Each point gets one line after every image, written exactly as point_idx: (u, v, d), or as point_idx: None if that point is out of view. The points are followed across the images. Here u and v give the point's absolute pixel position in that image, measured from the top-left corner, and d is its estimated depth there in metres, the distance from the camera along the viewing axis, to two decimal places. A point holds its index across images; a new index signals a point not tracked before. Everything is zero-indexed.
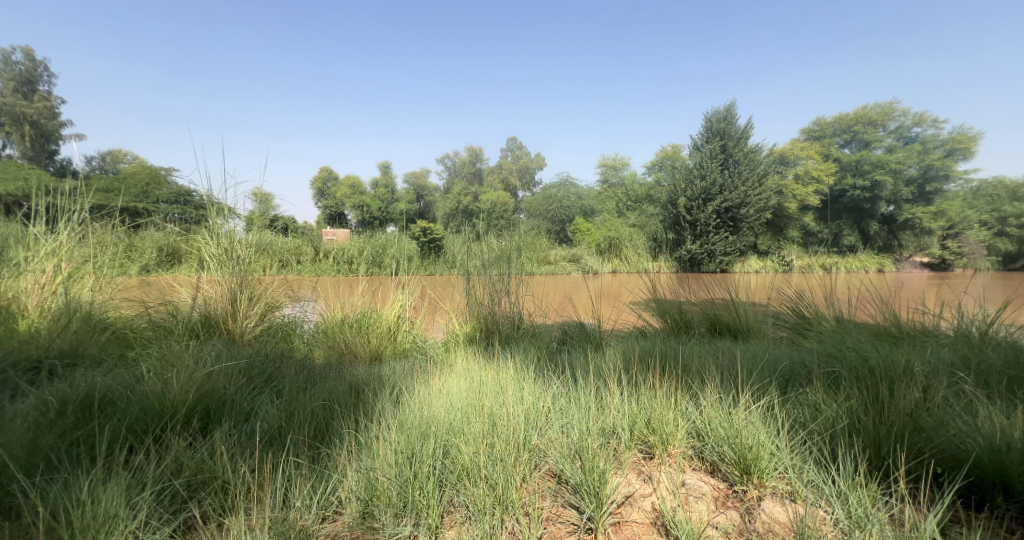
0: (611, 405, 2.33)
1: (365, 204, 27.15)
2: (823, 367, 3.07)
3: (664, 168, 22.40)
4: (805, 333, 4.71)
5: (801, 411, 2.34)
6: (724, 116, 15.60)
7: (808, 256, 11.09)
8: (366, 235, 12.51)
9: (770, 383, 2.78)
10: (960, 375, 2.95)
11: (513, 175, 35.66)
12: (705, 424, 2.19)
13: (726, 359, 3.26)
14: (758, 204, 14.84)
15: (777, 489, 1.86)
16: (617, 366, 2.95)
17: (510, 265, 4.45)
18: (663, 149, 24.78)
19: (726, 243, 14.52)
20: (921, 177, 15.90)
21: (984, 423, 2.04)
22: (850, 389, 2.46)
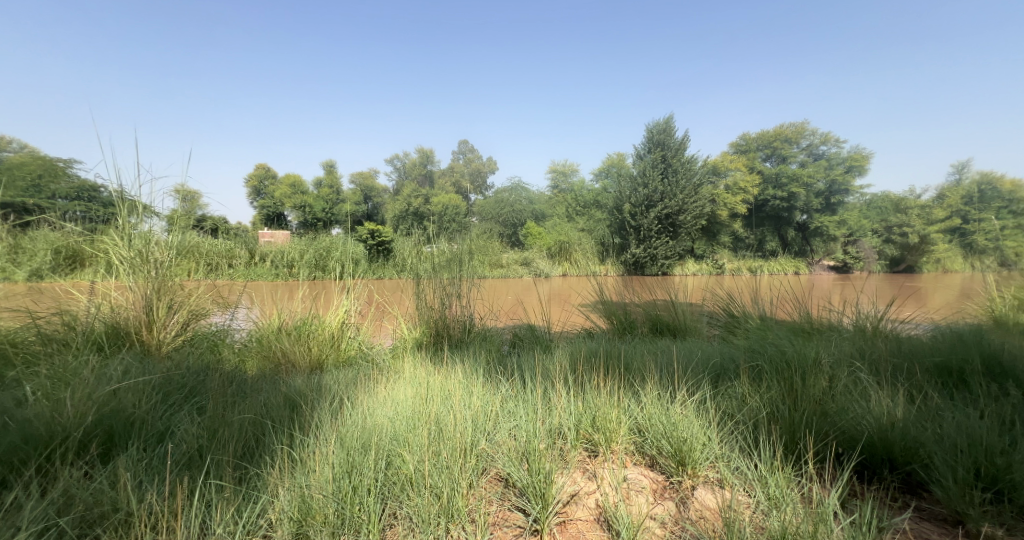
0: (560, 407, 2.57)
1: (308, 206, 26.20)
2: (748, 363, 3.47)
3: (610, 175, 23.40)
4: (734, 330, 5.25)
5: (729, 404, 2.67)
6: (664, 129, 16.54)
7: (738, 260, 12.15)
8: (310, 238, 12.18)
9: (702, 378, 3.12)
10: (858, 364, 3.44)
11: (464, 179, 35.83)
12: (645, 420, 2.48)
13: (664, 358, 3.62)
14: (696, 212, 15.88)
15: (709, 477, 2.14)
16: (564, 367, 3.22)
17: (461, 268, 4.61)
18: (608, 157, 25.83)
19: (667, 248, 15.49)
20: (828, 191, 17.78)
21: (875, 410, 2.43)
22: (770, 382, 2.82)
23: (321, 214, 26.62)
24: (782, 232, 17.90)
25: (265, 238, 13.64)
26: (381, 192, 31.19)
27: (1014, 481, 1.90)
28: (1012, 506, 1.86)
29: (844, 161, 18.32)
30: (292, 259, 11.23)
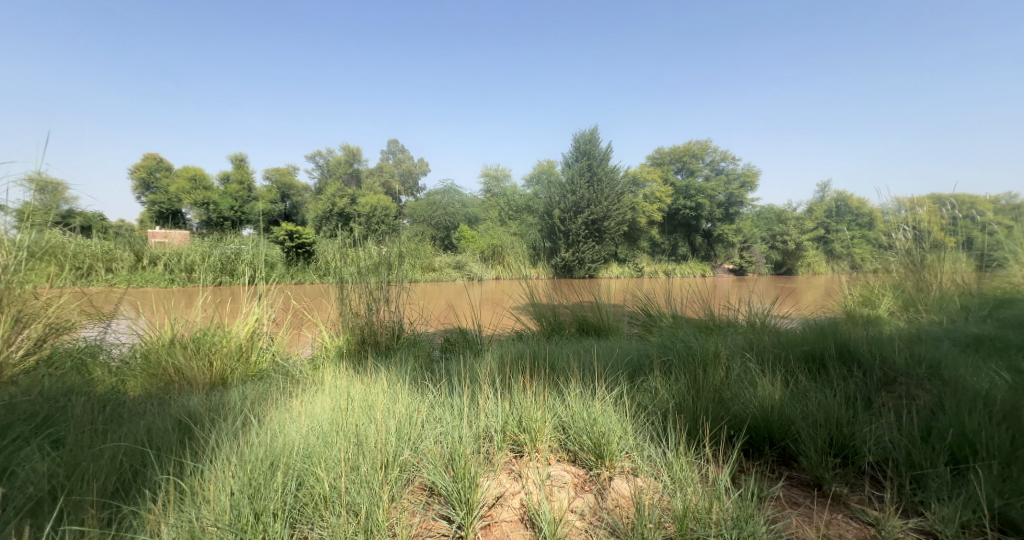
0: (488, 409, 2.55)
1: (212, 203, 23.77)
2: (661, 363, 3.77)
3: (540, 182, 24.30)
4: (651, 328, 5.76)
5: (646, 400, 2.82)
6: (589, 139, 17.41)
7: (654, 264, 13.22)
8: (219, 240, 11.40)
9: (620, 377, 3.33)
10: (749, 356, 3.85)
11: (394, 178, 35.17)
12: (568, 419, 2.53)
13: (587, 359, 3.87)
14: (619, 218, 16.94)
15: (624, 467, 2.22)
16: (492, 369, 3.30)
17: (390, 272, 4.69)
18: (538, 163, 26.73)
19: (594, 252, 16.42)
20: (727, 202, 19.84)
21: (762, 398, 2.70)
22: (679, 377, 3.07)
23: (229, 212, 24.49)
24: (691, 238, 19.65)
25: (155, 238, 12.33)
26: (300, 191, 29.53)
27: (855, 448, 2.24)
28: (853, 468, 2.18)
29: (740, 177, 20.52)
30: (193, 262, 10.41)
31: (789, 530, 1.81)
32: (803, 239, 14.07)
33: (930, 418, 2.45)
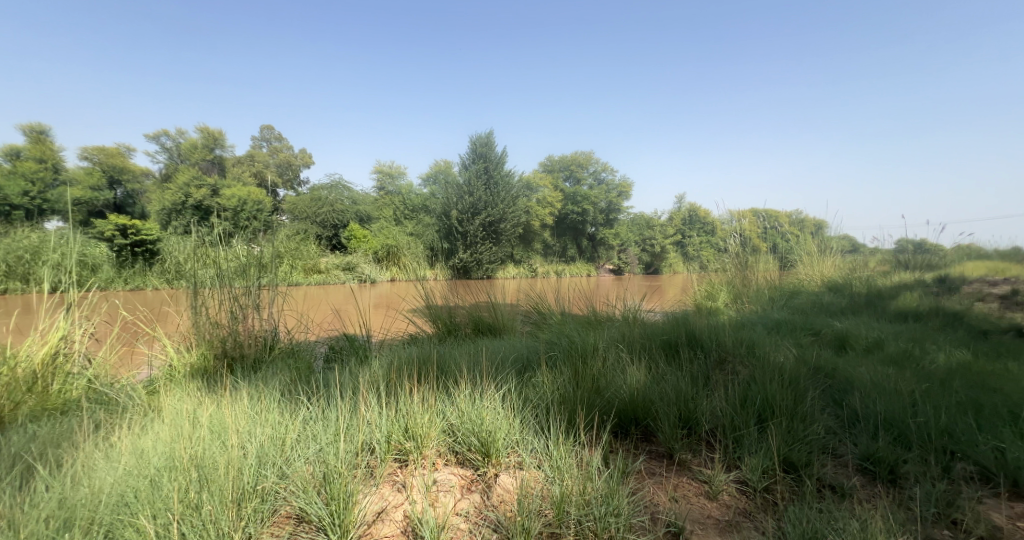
0: (370, 417, 2.04)
1: None
2: (549, 352, 3.51)
3: (438, 182, 24.29)
4: (542, 327, 4.73)
5: (531, 393, 2.55)
6: (486, 141, 17.74)
7: (547, 265, 13.79)
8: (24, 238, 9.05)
9: (509, 369, 3.02)
10: (628, 341, 3.77)
11: (272, 171, 32.18)
12: (457, 419, 2.16)
13: (478, 353, 3.40)
14: (514, 220, 17.70)
15: (511, 462, 1.99)
16: (378, 377, 2.59)
17: (263, 273, 3.75)
18: (434, 164, 26.57)
19: (491, 253, 16.98)
20: (608, 209, 21.71)
21: (632, 384, 2.66)
22: (562, 367, 2.88)
23: None
24: (578, 241, 21.11)
25: None
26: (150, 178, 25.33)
27: (695, 418, 2.35)
28: (695, 436, 2.30)
29: (616, 187, 22.79)
30: None
31: (647, 501, 1.86)
32: (667, 244, 16.23)
33: (745, 385, 2.69)
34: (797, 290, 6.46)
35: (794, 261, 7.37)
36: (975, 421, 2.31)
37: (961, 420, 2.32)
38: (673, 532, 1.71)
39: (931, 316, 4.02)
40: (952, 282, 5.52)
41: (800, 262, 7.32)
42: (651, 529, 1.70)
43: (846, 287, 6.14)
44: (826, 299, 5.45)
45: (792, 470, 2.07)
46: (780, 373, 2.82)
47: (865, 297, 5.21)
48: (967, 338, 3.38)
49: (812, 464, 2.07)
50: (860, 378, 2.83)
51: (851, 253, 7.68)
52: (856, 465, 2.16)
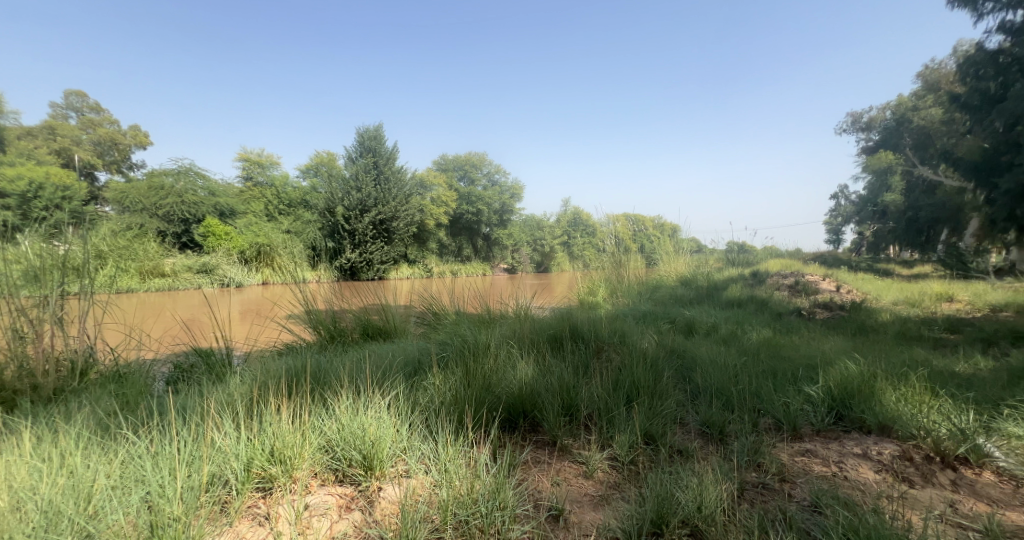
0: (223, 445, 1.69)
1: None
2: (439, 350, 3.17)
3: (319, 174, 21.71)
4: (436, 328, 4.36)
5: (422, 397, 2.26)
6: (376, 135, 17.35)
7: (443, 264, 13.49)
8: None
9: (397, 372, 2.65)
10: (520, 324, 3.54)
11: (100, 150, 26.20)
12: (337, 433, 1.85)
13: (362, 360, 2.95)
14: (407, 219, 17.34)
15: (397, 472, 1.78)
16: (244, 394, 2.17)
17: (71, 278, 2.74)
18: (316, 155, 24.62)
19: (383, 252, 16.29)
20: (501, 210, 22.35)
21: (521, 375, 2.50)
22: (453, 366, 2.60)
23: None
24: (473, 241, 21.45)
25: None
26: None
27: (575, 404, 2.27)
28: (578, 422, 2.22)
29: (508, 190, 23.55)
30: None
31: (531, 490, 1.78)
32: (555, 244, 17.46)
33: (615, 369, 2.69)
34: (658, 285, 7.39)
35: (654, 259, 8.44)
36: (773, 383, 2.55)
37: (764, 382, 2.51)
38: (554, 514, 1.66)
39: (749, 304, 4.93)
40: (761, 276, 6.93)
41: (660, 260, 8.41)
42: (533, 516, 1.64)
43: (694, 282, 7.24)
44: (678, 292, 6.35)
45: (650, 442, 2.10)
46: (643, 356, 2.88)
47: (707, 289, 6.23)
48: (768, 319, 4.29)
49: (666, 434, 2.11)
50: (701, 357, 3.05)
51: (695, 254, 9.12)
52: (697, 430, 2.23)
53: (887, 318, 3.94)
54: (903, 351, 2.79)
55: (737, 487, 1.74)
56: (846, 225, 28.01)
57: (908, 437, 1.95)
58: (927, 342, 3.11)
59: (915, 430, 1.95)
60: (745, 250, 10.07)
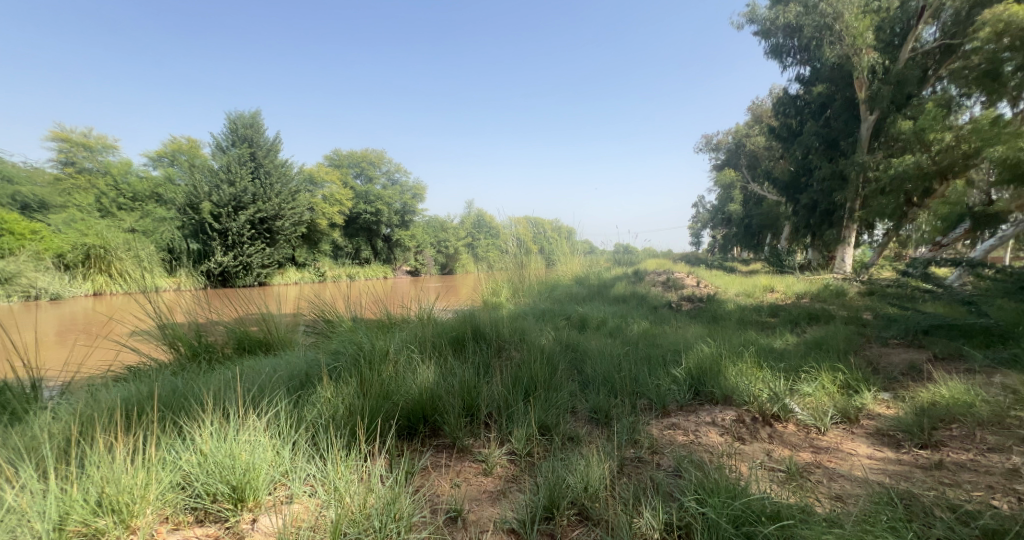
0: (19, 503, 1.40)
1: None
2: (330, 355, 2.92)
3: (177, 162, 18.15)
4: (330, 335, 3.73)
5: (308, 412, 2.06)
6: (251, 123, 15.37)
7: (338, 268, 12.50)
8: None
9: (280, 385, 2.36)
10: (422, 327, 3.41)
11: None
12: (196, 466, 1.64)
13: (237, 373, 2.59)
14: (292, 218, 15.25)
15: (275, 499, 1.61)
16: (65, 434, 1.79)
17: None
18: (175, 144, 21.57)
19: (262, 255, 13.77)
20: (403, 211, 21.84)
21: (422, 379, 2.41)
22: (347, 374, 2.40)
23: None
24: (373, 242, 20.57)
25: None
26: None
27: (476, 403, 2.28)
28: (480, 421, 2.23)
29: (410, 189, 23.58)
30: None
31: (429, 494, 1.76)
32: (459, 246, 17.52)
33: (515, 366, 2.76)
34: (556, 284, 7.83)
35: (553, 259, 8.94)
36: (649, 369, 2.88)
37: (641, 368, 2.86)
38: (452, 516, 1.65)
39: (631, 299, 5.51)
40: (643, 275, 7.64)
41: (558, 261, 8.91)
42: (431, 520, 1.61)
43: (588, 281, 7.80)
44: (573, 291, 6.79)
45: (545, 432, 2.20)
46: (541, 352, 3.07)
47: (595, 288, 6.75)
48: (648, 312, 4.84)
49: (561, 423, 2.24)
50: (592, 350, 3.33)
51: (588, 255, 9.88)
52: (588, 417, 2.43)
53: (731, 306, 4.72)
54: (740, 334, 3.38)
55: (618, 463, 1.93)
56: (706, 231, 32.14)
57: (743, 403, 2.40)
58: (758, 325, 3.79)
59: (748, 397, 2.39)
60: (629, 250, 11.10)
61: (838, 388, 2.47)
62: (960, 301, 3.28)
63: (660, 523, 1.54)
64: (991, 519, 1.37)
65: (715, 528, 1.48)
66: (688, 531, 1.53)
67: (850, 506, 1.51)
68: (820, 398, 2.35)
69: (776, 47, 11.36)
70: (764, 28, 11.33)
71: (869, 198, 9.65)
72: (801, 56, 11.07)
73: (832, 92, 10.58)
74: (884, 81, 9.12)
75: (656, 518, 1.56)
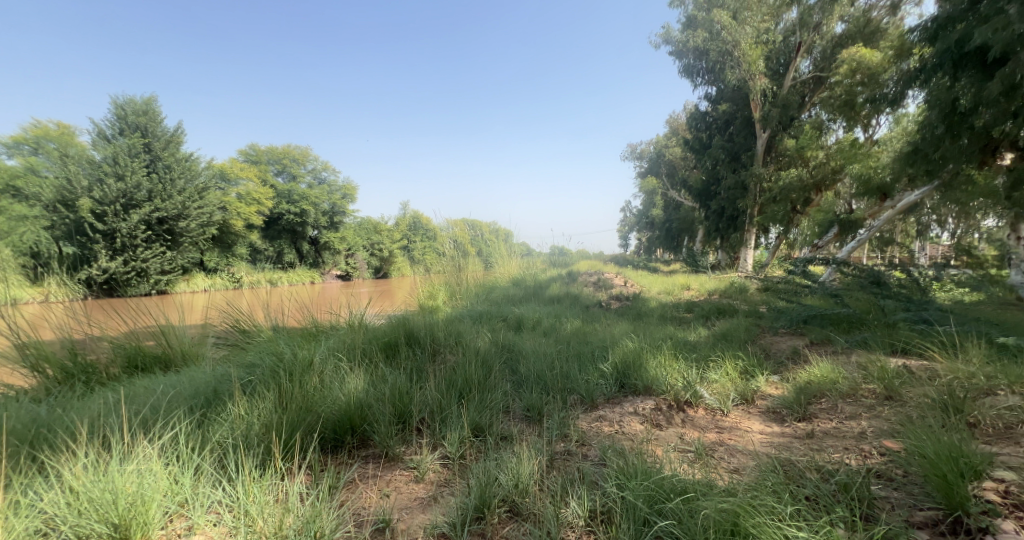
0: None
1: None
2: (245, 365, 2.73)
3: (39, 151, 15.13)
4: (243, 346, 3.44)
5: (216, 432, 1.93)
6: (143, 111, 14.22)
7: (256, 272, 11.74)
8: None
9: (183, 402, 2.18)
10: (353, 333, 3.31)
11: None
12: (65, 507, 1.49)
13: (132, 393, 2.35)
14: (198, 218, 13.92)
15: (171, 532, 1.51)
16: None
17: None
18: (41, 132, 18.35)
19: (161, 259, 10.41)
20: (331, 212, 21.18)
21: (350, 388, 2.35)
22: (263, 387, 2.27)
23: None
24: (298, 244, 19.60)
25: None
26: None
27: (408, 410, 2.27)
28: (410, 429, 2.22)
29: (340, 189, 22.72)
30: None
31: (356, 507, 1.73)
32: (394, 249, 17.18)
33: (449, 370, 2.78)
34: (495, 287, 7.94)
35: (491, 262, 8.97)
36: (578, 366, 3.02)
37: (572, 365, 2.98)
38: (380, 527, 1.64)
39: (565, 300, 5.72)
40: (574, 276, 7.92)
41: (496, 263, 9.00)
42: (356, 534, 1.58)
43: (524, 282, 8.02)
44: (509, 293, 6.95)
45: (480, 434, 2.24)
46: (476, 354, 3.11)
47: (531, 289, 6.90)
48: (580, 311, 5.06)
49: (493, 423, 2.29)
50: (527, 349, 3.43)
51: (525, 257, 10.15)
52: (522, 416, 2.51)
53: (654, 303, 5.07)
54: (663, 329, 3.62)
55: (548, 458, 2.02)
56: (632, 233, 33.96)
57: (662, 392, 2.60)
58: (677, 320, 4.10)
59: (665, 386, 2.60)
60: (563, 253, 11.50)
61: (739, 373, 2.74)
62: (827, 294, 3.80)
63: (585, 510, 1.65)
64: (845, 475, 1.61)
65: (633, 510, 1.61)
66: (609, 515, 1.66)
67: (744, 476, 1.71)
68: (725, 384, 2.60)
69: (687, 68, 11.96)
70: (677, 49, 11.92)
71: (765, 206, 10.78)
72: (708, 76, 11.79)
73: (734, 110, 11.42)
74: (773, 104, 10.18)
75: (582, 507, 1.67)
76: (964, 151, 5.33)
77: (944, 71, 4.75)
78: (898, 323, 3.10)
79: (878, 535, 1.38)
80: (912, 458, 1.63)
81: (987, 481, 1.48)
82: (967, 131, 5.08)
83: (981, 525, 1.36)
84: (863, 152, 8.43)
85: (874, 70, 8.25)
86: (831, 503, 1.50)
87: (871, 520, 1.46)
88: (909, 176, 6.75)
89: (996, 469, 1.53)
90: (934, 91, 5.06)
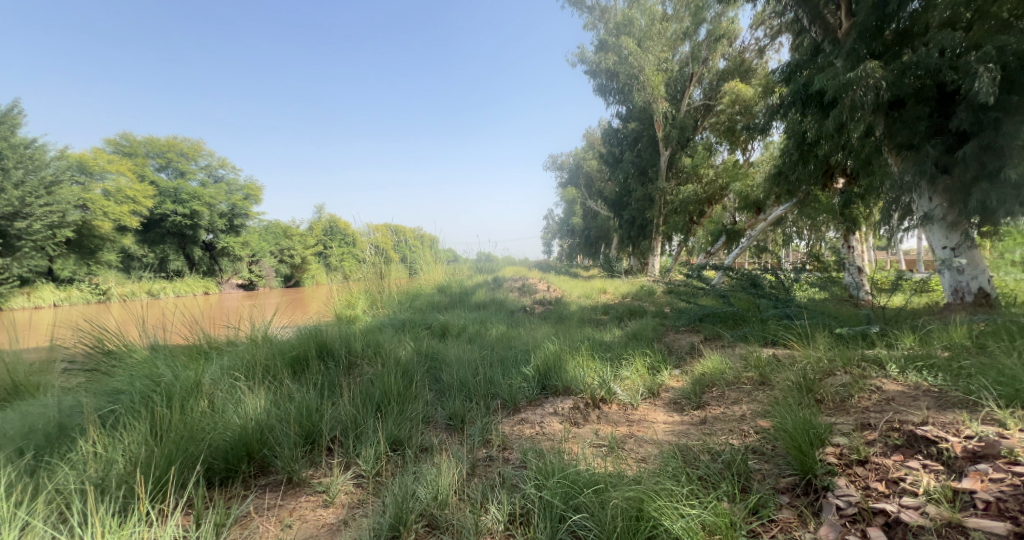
0: None
1: None
2: (111, 393, 2.38)
3: None
4: (103, 368, 3.00)
5: (64, 479, 1.66)
6: None
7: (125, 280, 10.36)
8: None
9: (19, 448, 1.84)
10: (257, 349, 3.03)
11: None
12: None
13: None
14: (45, 218, 11.82)
15: None
16: None
17: None
18: None
19: None
20: (228, 214, 19.82)
21: (246, 410, 2.14)
22: (132, 418, 1.99)
23: None
24: (188, 250, 17.97)
25: None
26: None
27: (315, 429, 2.12)
28: (318, 449, 2.07)
29: (241, 189, 21.21)
30: None
31: None
32: (306, 255, 16.36)
33: (367, 382, 2.64)
34: (418, 293, 7.76)
35: (416, 268, 8.75)
36: (498, 370, 3.01)
37: (495, 370, 2.97)
38: None
39: (491, 305, 5.74)
40: (500, 282, 7.99)
41: (421, 269, 8.81)
42: None
43: (450, 289, 7.93)
44: (435, 299, 6.84)
45: (398, 447, 2.15)
46: (398, 365, 2.99)
47: (459, 296, 6.81)
48: (506, 316, 5.09)
49: (413, 436, 2.21)
50: (451, 356, 3.36)
51: (451, 263, 10.06)
52: (444, 425, 2.44)
53: (573, 307, 5.22)
54: (582, 331, 3.75)
55: (469, 466, 1.98)
56: (551, 237, 35.07)
57: (580, 392, 2.68)
58: (593, 322, 4.27)
59: (583, 385, 2.69)
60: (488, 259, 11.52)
61: (647, 369, 2.90)
62: (718, 296, 4.19)
63: (504, 515, 1.64)
64: (729, 454, 1.75)
65: (549, 508, 1.63)
66: (528, 516, 1.66)
67: (649, 464, 1.80)
68: (636, 379, 2.73)
69: (601, 87, 12.50)
70: (591, 69, 12.45)
71: (669, 216, 11.62)
72: (619, 97, 12.36)
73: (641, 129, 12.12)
74: (673, 125, 11.00)
75: (501, 511, 1.66)
76: (812, 174, 6.09)
77: (796, 108, 5.37)
78: (768, 319, 3.45)
79: (753, 504, 1.53)
80: (776, 435, 1.81)
81: (829, 447, 1.68)
82: (814, 158, 5.80)
83: (824, 484, 1.54)
84: (743, 171, 9.36)
85: (747, 103, 9.25)
86: (718, 481, 1.64)
87: (747, 491, 1.61)
88: (775, 195, 7.64)
89: (835, 436, 1.73)
90: (789, 123, 5.69)
